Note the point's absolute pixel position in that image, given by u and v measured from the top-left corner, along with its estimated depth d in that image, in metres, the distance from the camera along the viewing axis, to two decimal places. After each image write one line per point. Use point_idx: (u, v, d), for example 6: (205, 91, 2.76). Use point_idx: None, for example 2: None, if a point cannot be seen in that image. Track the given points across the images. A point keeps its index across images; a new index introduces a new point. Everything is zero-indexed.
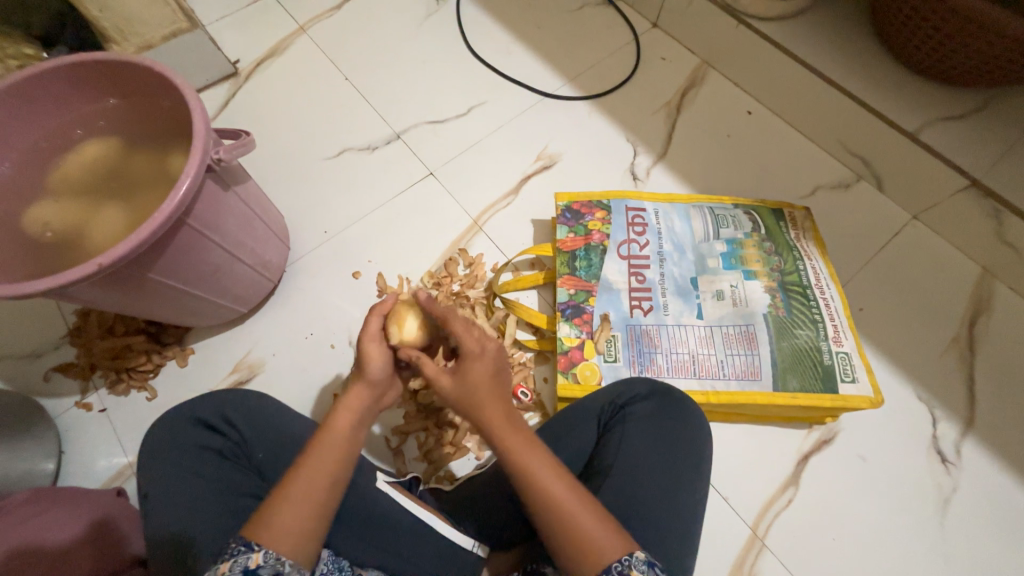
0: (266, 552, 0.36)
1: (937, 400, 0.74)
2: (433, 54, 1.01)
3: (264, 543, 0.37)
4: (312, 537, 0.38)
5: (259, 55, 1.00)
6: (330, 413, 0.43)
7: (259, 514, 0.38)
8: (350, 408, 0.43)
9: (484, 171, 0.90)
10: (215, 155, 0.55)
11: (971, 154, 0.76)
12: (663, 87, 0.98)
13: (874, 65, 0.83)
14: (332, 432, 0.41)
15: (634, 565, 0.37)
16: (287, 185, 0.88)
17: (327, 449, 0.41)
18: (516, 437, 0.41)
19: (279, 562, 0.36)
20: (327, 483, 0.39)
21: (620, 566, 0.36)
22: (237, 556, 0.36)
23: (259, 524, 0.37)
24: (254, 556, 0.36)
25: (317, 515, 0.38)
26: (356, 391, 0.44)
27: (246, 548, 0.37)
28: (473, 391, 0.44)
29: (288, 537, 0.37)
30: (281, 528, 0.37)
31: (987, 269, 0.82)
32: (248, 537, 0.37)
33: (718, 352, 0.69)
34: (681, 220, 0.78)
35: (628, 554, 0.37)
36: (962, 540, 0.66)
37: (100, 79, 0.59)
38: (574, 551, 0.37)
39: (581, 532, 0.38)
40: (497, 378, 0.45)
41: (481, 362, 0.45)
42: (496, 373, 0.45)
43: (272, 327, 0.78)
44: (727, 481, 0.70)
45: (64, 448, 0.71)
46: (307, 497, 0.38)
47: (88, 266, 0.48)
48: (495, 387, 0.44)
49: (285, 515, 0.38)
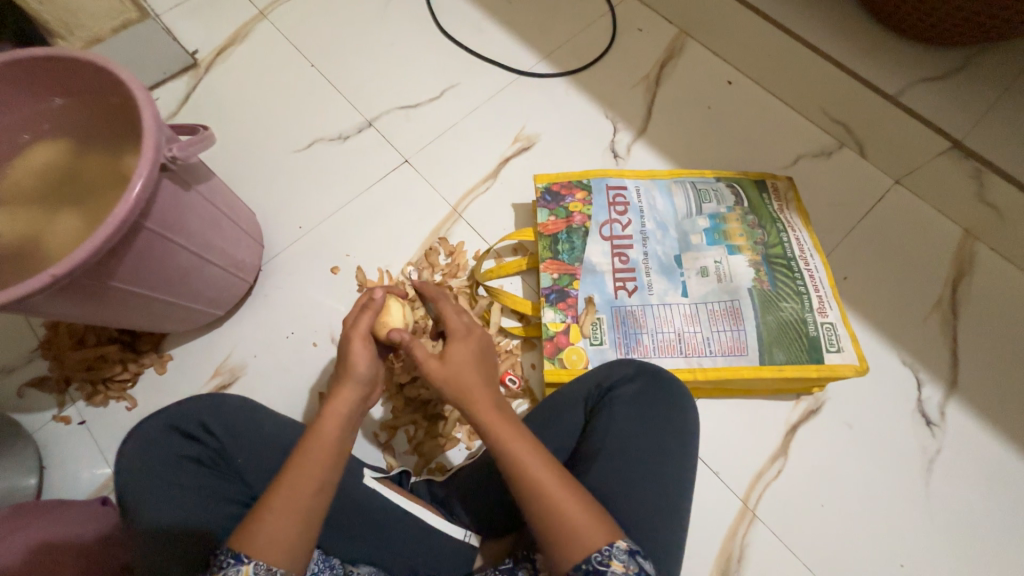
0: (256, 564, 0.36)
1: (921, 364, 0.74)
2: (402, 35, 0.97)
3: (257, 555, 0.36)
4: (302, 544, 0.37)
5: (219, 44, 0.96)
6: (316, 420, 0.41)
7: (244, 525, 0.37)
8: (337, 413, 0.42)
9: (461, 156, 0.88)
10: (169, 153, 0.53)
11: (952, 114, 0.75)
12: (641, 60, 0.96)
13: (853, 27, 0.81)
14: (320, 438, 0.40)
15: (615, 556, 0.37)
16: (257, 181, 0.85)
17: (312, 456, 0.39)
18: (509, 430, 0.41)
19: (271, 572, 0.36)
20: (313, 488, 0.38)
21: (603, 558, 0.37)
22: (226, 570, 0.36)
23: (246, 533, 0.37)
24: (245, 569, 0.36)
25: (304, 521, 0.37)
26: (345, 394, 0.43)
27: (235, 560, 0.36)
28: (459, 373, 0.43)
29: (276, 547, 0.36)
30: (269, 537, 0.36)
31: (969, 231, 0.82)
32: (236, 548, 0.36)
33: (704, 329, 0.68)
34: (663, 197, 0.76)
35: (607, 546, 0.37)
36: (945, 498, 0.68)
37: (40, 78, 0.55)
38: (563, 544, 0.37)
39: (571, 524, 0.37)
40: (482, 364, 0.45)
41: (466, 344, 0.45)
42: (482, 358, 0.45)
43: (252, 328, 0.76)
44: (717, 455, 0.70)
45: (44, 463, 0.69)
46: (295, 505, 0.37)
47: (40, 278, 0.46)
48: (479, 371, 0.44)
49: (271, 524, 0.37)
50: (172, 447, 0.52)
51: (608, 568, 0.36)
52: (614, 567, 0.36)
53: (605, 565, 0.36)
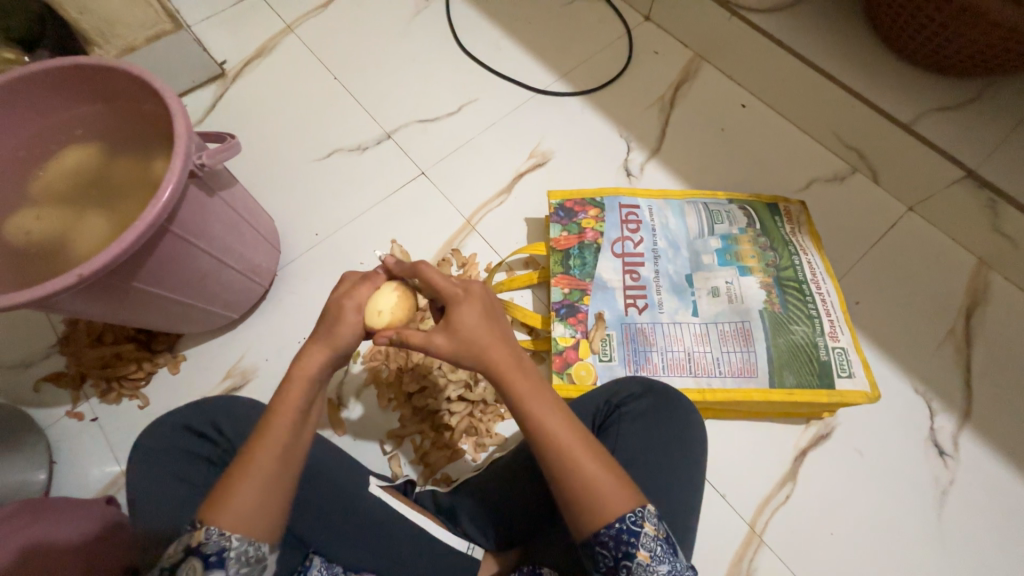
0: (210, 530, 0.37)
1: (934, 393, 0.73)
2: (424, 52, 1.00)
3: (210, 521, 0.37)
4: (262, 515, 0.38)
5: (246, 55, 0.99)
6: (284, 383, 0.40)
7: (209, 495, 0.38)
8: (304, 378, 0.40)
9: (477, 170, 0.89)
10: (198, 160, 0.54)
11: (966, 144, 0.75)
12: (657, 81, 0.97)
13: (869, 56, 0.82)
14: (281, 407, 0.39)
15: (647, 518, 0.38)
16: (277, 188, 0.87)
17: (278, 423, 0.39)
18: (523, 385, 0.40)
19: (224, 536, 0.37)
20: (277, 454, 0.38)
21: (634, 517, 0.38)
22: (183, 536, 0.38)
23: (212, 504, 0.37)
24: (196, 535, 0.37)
25: (265, 488, 0.38)
26: (314, 360, 0.41)
27: (192, 528, 0.37)
28: (471, 339, 0.41)
29: (234, 515, 0.37)
30: (229, 504, 0.37)
31: (983, 260, 0.82)
32: (197, 516, 0.38)
33: (714, 350, 0.68)
34: (675, 217, 0.77)
35: (640, 506, 0.38)
36: (958, 531, 0.66)
37: (79, 84, 0.58)
38: (588, 502, 0.38)
39: (592, 477, 0.38)
40: (491, 319, 0.42)
41: (470, 308, 0.42)
42: (490, 316, 0.42)
43: (264, 332, 0.77)
44: (725, 478, 0.69)
45: (56, 458, 0.70)
46: (255, 471, 0.37)
47: (67, 277, 0.47)
48: (495, 334, 0.42)
49: (235, 488, 0.37)
50: (185, 446, 0.53)
51: (642, 528, 0.38)
52: (647, 528, 0.38)
53: (639, 526, 0.38)
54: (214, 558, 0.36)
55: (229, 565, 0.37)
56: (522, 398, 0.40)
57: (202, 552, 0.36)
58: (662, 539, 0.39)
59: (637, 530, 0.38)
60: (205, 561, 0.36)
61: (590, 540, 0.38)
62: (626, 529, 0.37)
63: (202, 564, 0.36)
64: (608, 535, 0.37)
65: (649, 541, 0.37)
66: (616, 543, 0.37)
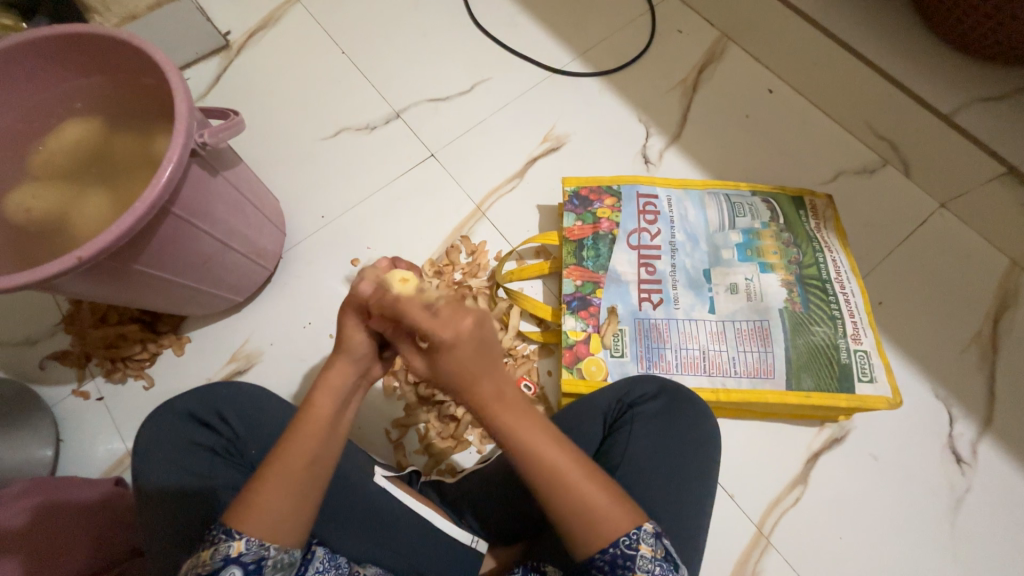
0: (248, 540, 0.36)
1: (955, 399, 0.71)
2: (436, 26, 0.95)
3: (247, 531, 0.36)
4: (291, 520, 0.37)
5: (251, 26, 0.95)
6: (310, 392, 0.39)
7: (239, 504, 0.37)
8: (332, 385, 0.40)
9: (489, 152, 0.86)
10: (199, 139, 0.52)
11: (1010, 139, 0.71)
12: (680, 62, 0.92)
13: (909, 40, 0.77)
14: (314, 412, 0.39)
15: (643, 540, 0.37)
16: (284, 167, 0.85)
17: (305, 427, 0.38)
18: (514, 418, 0.38)
19: (263, 546, 0.37)
20: (307, 460, 0.37)
21: (630, 539, 0.37)
22: (218, 544, 0.36)
23: (241, 510, 0.37)
24: (236, 544, 0.36)
25: (299, 492, 0.37)
26: (340, 365, 0.40)
27: (227, 536, 0.36)
28: (458, 374, 0.37)
29: (271, 523, 0.36)
30: (260, 509, 0.36)
31: (1015, 262, 0.78)
32: (228, 524, 0.37)
33: (730, 349, 0.66)
34: (695, 208, 0.74)
35: (635, 529, 0.37)
36: (970, 539, 0.65)
37: (77, 55, 0.55)
38: (587, 529, 0.37)
39: (588, 506, 0.37)
40: (484, 355, 0.37)
41: (465, 348, 0.36)
42: (483, 352, 0.37)
43: (270, 315, 0.76)
44: (735, 478, 0.68)
45: (62, 436, 0.70)
46: (291, 481, 0.37)
47: (67, 260, 0.46)
48: (482, 371, 0.37)
49: (264, 494, 0.36)
50: (189, 434, 0.52)
51: (637, 551, 0.37)
52: (643, 550, 0.37)
53: (634, 548, 0.37)
54: (253, 566, 0.36)
55: (268, 571, 0.37)
56: (510, 431, 0.37)
57: (242, 562, 0.36)
58: (661, 556, 0.38)
59: (633, 553, 0.37)
60: (244, 569, 0.36)
61: (586, 562, 0.38)
62: (621, 554, 0.37)
63: (241, 573, 0.36)
64: (604, 560, 0.37)
65: (646, 563, 0.37)
66: (611, 567, 0.37)
